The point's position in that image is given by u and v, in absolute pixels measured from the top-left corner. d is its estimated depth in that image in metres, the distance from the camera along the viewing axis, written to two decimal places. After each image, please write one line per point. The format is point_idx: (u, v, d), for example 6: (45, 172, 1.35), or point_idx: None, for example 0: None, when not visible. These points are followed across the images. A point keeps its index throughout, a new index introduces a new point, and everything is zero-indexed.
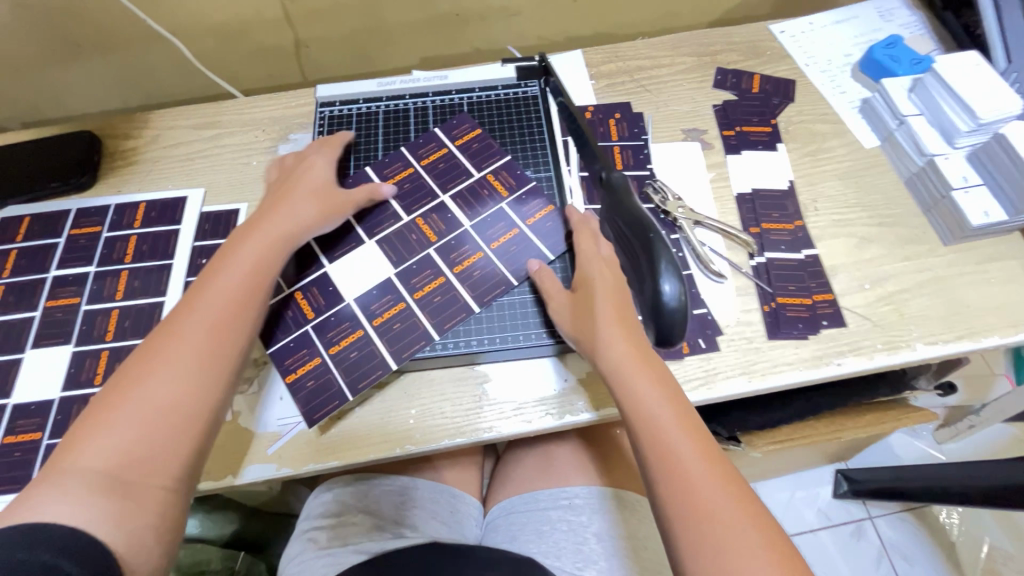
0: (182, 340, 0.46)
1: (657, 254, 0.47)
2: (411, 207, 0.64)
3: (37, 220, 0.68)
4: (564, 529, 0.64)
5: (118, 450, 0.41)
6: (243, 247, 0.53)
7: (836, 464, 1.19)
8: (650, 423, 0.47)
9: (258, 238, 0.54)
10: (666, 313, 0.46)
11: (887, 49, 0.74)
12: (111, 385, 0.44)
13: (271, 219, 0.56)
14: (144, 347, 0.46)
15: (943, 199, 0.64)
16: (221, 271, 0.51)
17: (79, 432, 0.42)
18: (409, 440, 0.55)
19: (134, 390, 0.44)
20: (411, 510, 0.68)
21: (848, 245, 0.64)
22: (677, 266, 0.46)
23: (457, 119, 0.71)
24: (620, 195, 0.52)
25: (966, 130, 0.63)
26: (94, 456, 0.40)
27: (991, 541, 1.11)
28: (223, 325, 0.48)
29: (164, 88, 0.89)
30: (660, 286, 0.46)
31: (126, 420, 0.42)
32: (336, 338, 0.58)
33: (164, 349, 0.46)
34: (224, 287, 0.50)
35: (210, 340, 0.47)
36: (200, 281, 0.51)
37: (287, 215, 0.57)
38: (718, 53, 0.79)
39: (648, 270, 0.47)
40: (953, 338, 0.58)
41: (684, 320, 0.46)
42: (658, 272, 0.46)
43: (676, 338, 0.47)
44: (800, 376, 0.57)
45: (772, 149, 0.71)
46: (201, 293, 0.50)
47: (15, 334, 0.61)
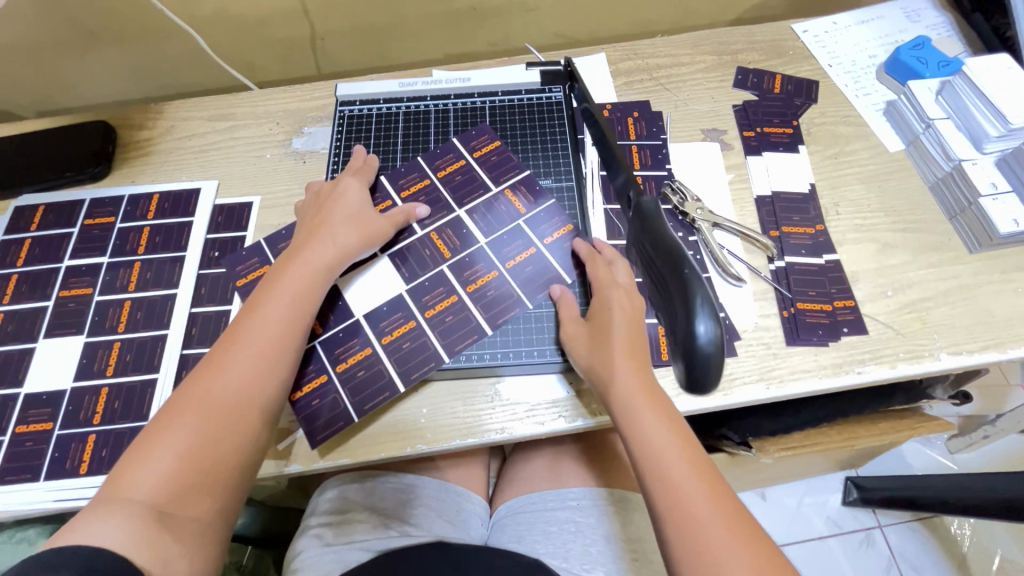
0: (228, 374, 0.47)
1: (692, 289, 0.37)
2: (427, 221, 0.64)
3: (52, 209, 0.68)
4: (572, 530, 0.63)
5: (163, 480, 0.42)
6: (287, 275, 0.54)
7: (846, 472, 1.18)
8: (655, 454, 0.46)
9: (301, 266, 0.54)
10: (699, 358, 0.37)
11: (914, 51, 0.73)
12: (161, 414, 0.46)
13: (314, 247, 0.56)
14: (192, 378, 0.48)
15: (970, 206, 0.62)
16: (265, 300, 0.52)
17: (130, 459, 0.43)
18: (420, 439, 0.55)
19: (180, 421, 0.45)
20: (416, 507, 0.68)
21: (871, 251, 0.63)
22: (714, 303, 0.37)
23: (478, 129, 0.70)
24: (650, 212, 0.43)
25: (996, 135, 0.62)
26: (141, 484, 0.42)
27: (1003, 553, 1.09)
28: (265, 360, 0.49)
29: (178, 78, 0.89)
30: (693, 326, 0.36)
31: (172, 450, 0.44)
32: (344, 355, 0.57)
33: (211, 381, 0.47)
34: (268, 320, 0.51)
35: (252, 375, 0.48)
36: (246, 311, 0.52)
37: (329, 243, 0.56)
38: (739, 52, 0.78)
39: (677, 306, 0.38)
40: (978, 349, 0.57)
41: (720, 368, 0.36)
42: (692, 311, 0.37)
43: (709, 389, 0.37)
44: (819, 384, 0.56)
45: (793, 151, 0.70)
46: (245, 325, 0.50)
47: (28, 323, 0.61)
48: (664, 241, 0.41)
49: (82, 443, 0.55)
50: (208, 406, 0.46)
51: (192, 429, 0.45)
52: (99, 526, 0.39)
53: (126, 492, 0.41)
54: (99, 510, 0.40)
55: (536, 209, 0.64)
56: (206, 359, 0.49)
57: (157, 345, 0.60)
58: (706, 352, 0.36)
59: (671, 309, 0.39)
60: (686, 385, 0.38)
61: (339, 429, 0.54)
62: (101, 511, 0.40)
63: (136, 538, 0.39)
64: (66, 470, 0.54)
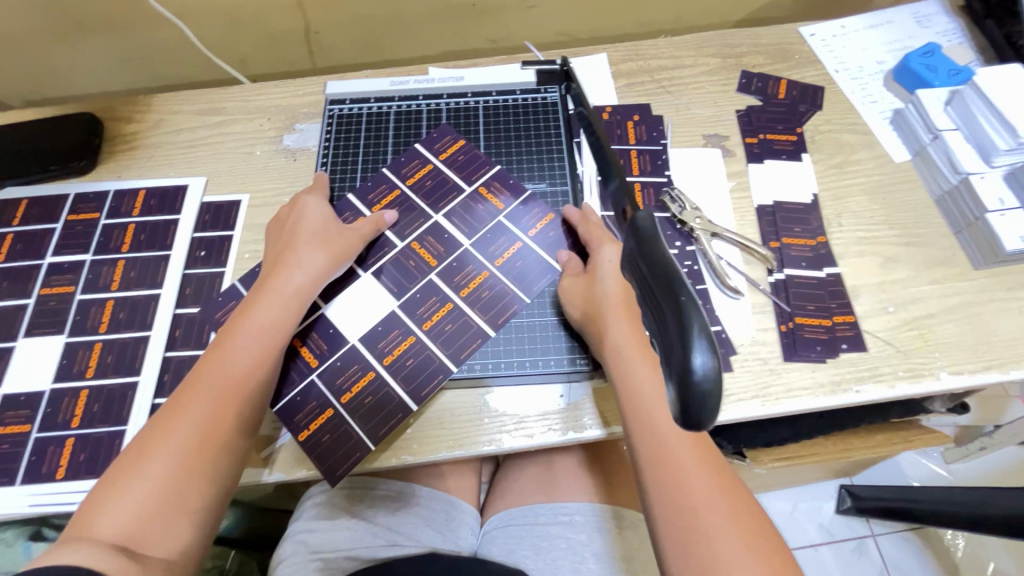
0: (198, 405, 0.47)
1: (684, 316, 0.31)
2: (404, 235, 0.62)
3: (34, 204, 0.67)
4: (563, 546, 0.62)
5: (131, 513, 0.42)
6: (262, 302, 0.53)
7: (840, 479, 1.17)
8: (642, 404, 0.49)
9: (276, 291, 0.53)
10: (692, 397, 0.30)
11: (924, 58, 0.70)
12: (128, 449, 0.46)
13: (283, 274, 0.55)
14: (161, 412, 0.47)
15: (977, 221, 0.61)
16: (236, 332, 0.51)
17: (99, 493, 0.43)
18: (405, 451, 0.53)
19: (148, 457, 0.44)
20: (403, 516, 0.66)
21: (874, 265, 0.61)
22: (711, 330, 0.30)
23: (439, 131, 0.68)
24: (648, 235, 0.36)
25: (1005, 148, 0.60)
26: (108, 519, 0.42)
27: (996, 564, 1.09)
28: (234, 390, 0.48)
29: (168, 70, 0.87)
30: (684, 360, 0.30)
31: (142, 481, 0.43)
32: (346, 384, 0.55)
33: (183, 411, 0.47)
34: (239, 350, 0.50)
35: (219, 403, 0.47)
36: (216, 343, 0.51)
37: (299, 269, 0.55)
38: (744, 55, 0.76)
39: (671, 334, 0.31)
40: (979, 369, 0.56)
41: (718, 402, 0.30)
42: (684, 341, 0.30)
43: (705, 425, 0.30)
44: (817, 403, 0.55)
45: (796, 159, 0.68)
46: (216, 356, 0.50)
47: (8, 321, 0.60)
48: (660, 262, 0.34)
49: (59, 448, 0.54)
50: (178, 437, 0.46)
51: (161, 460, 0.44)
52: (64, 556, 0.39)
53: (93, 528, 0.41)
54: (66, 545, 0.40)
55: (522, 204, 0.63)
56: (178, 390, 0.48)
57: (139, 347, 0.58)
58: (699, 391, 0.29)
59: (663, 336, 0.33)
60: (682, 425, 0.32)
61: (354, 461, 0.52)
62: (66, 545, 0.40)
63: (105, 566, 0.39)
64: (43, 475, 0.53)
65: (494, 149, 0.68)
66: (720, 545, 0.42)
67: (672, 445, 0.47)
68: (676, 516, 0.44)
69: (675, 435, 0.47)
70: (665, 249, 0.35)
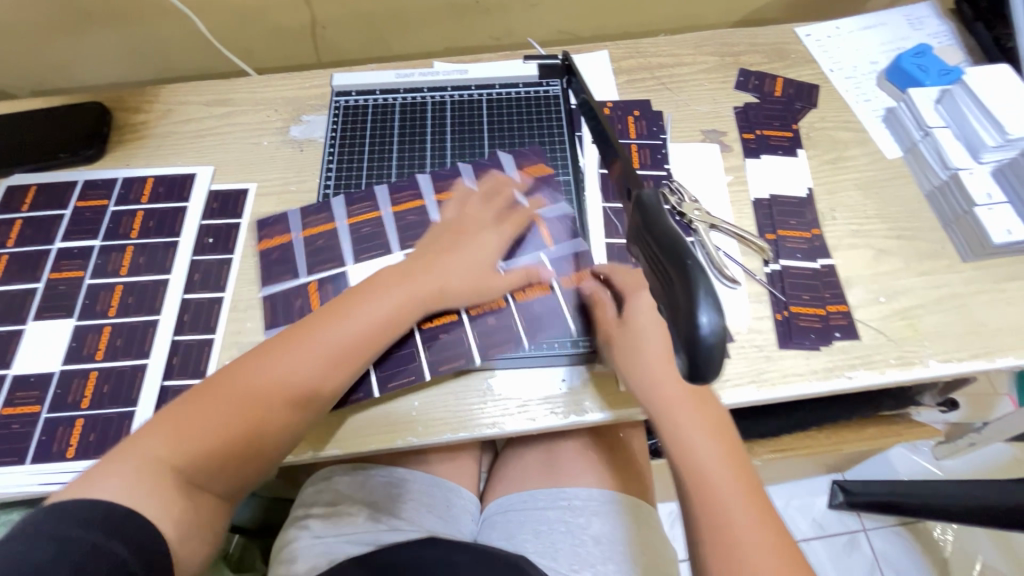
0: (271, 381, 0.49)
1: (691, 278, 0.34)
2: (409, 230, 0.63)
3: (43, 190, 0.67)
4: (563, 529, 0.64)
5: (178, 460, 0.45)
6: (373, 305, 0.54)
7: (832, 475, 1.19)
8: (682, 435, 0.53)
9: (401, 295, 0.54)
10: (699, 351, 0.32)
11: (916, 59, 0.73)
12: (204, 390, 0.48)
13: (422, 278, 0.56)
14: (247, 367, 0.50)
15: (965, 215, 0.63)
16: (350, 319, 0.52)
17: (163, 421, 0.47)
18: (410, 432, 0.55)
19: (218, 408, 0.48)
20: (407, 502, 0.68)
21: (866, 257, 0.63)
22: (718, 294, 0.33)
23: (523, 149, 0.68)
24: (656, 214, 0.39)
25: (993, 145, 0.62)
26: (168, 448, 0.45)
27: (984, 559, 1.11)
28: (319, 386, 0.50)
29: (175, 62, 0.88)
30: (690, 320, 0.33)
31: (195, 434, 0.46)
32: None
33: (253, 379, 0.49)
34: (329, 344, 0.51)
35: (303, 385, 0.50)
36: (328, 318, 0.52)
37: (439, 278, 0.56)
38: (741, 54, 0.78)
39: (677, 295, 0.34)
40: (966, 357, 0.58)
41: (721, 358, 0.32)
42: (691, 300, 0.33)
43: (709, 378, 0.33)
44: (812, 388, 0.56)
45: (792, 154, 0.70)
46: (321, 335, 0.51)
47: (17, 304, 0.60)
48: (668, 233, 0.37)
49: (69, 427, 0.54)
50: (239, 403, 0.48)
51: (216, 420, 0.47)
52: (113, 481, 0.43)
53: (140, 456, 0.45)
54: (115, 465, 0.44)
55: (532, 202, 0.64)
56: (260, 354, 0.51)
57: (148, 330, 0.59)
58: (705, 346, 0.32)
59: (670, 300, 0.35)
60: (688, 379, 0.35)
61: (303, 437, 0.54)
62: (117, 466, 0.44)
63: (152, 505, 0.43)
64: (53, 454, 0.53)
65: (498, 141, 0.70)
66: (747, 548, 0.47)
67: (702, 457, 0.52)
68: (717, 536, 0.49)
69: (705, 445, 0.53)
70: (668, 223, 0.38)
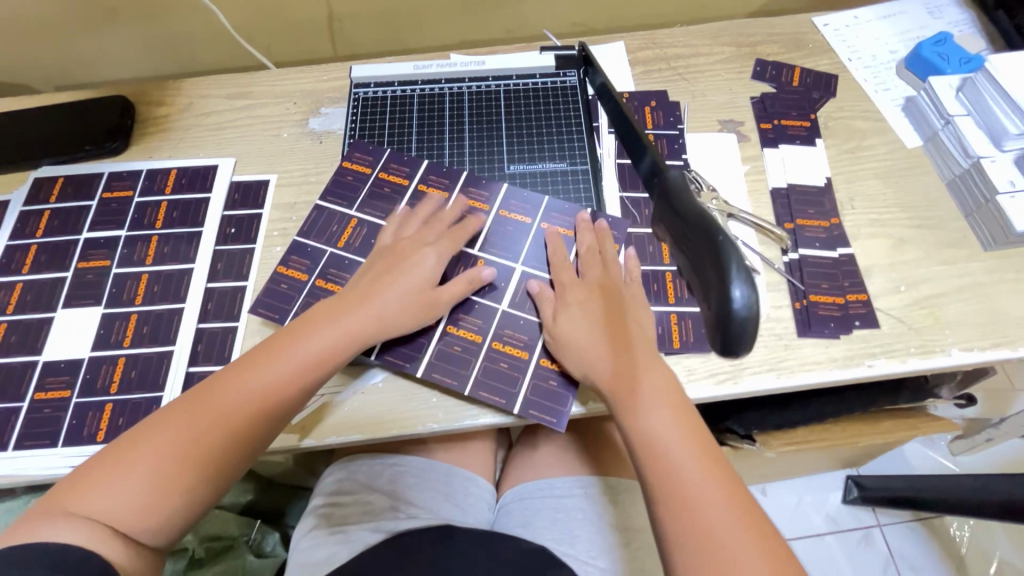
0: (201, 425, 0.47)
1: (725, 256, 0.36)
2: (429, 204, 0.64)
3: (70, 182, 0.69)
4: (579, 517, 0.65)
5: (124, 512, 0.43)
6: (301, 341, 0.51)
7: (847, 470, 1.18)
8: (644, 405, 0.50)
9: (342, 326, 0.53)
10: (733, 326, 0.35)
11: (936, 47, 0.72)
12: (129, 437, 0.46)
13: (362, 308, 0.54)
14: (175, 407, 0.48)
15: (988, 203, 0.62)
16: (282, 354, 0.50)
17: (91, 472, 0.45)
18: (431, 419, 0.56)
19: (144, 453, 0.45)
20: (425, 490, 0.68)
21: (886, 246, 0.63)
22: (750, 270, 0.35)
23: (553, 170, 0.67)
24: (682, 193, 0.41)
25: (1016, 133, 0.62)
26: (101, 497, 0.43)
27: (1001, 556, 1.09)
28: (248, 424, 0.48)
29: (195, 56, 0.89)
30: (727, 294, 0.35)
31: (130, 477, 0.44)
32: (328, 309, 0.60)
33: (178, 424, 0.47)
34: (260, 381, 0.49)
35: (230, 421, 0.48)
36: (257, 355, 0.51)
37: (380, 310, 0.54)
38: (758, 44, 0.77)
39: (709, 272, 0.37)
40: (988, 346, 0.57)
41: (755, 330, 0.35)
42: (725, 277, 0.35)
43: (742, 351, 0.36)
44: (830, 376, 0.56)
45: (810, 144, 0.70)
46: (252, 370, 0.49)
47: (47, 293, 0.62)
48: (697, 211, 0.39)
49: (99, 412, 0.56)
50: (169, 442, 0.46)
51: (145, 466, 0.45)
52: (54, 530, 0.41)
53: (73, 505, 0.43)
54: (52, 516, 0.42)
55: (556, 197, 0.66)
56: (181, 406, 0.48)
57: (174, 318, 0.60)
58: (740, 319, 0.35)
59: (702, 275, 0.37)
60: (718, 351, 0.38)
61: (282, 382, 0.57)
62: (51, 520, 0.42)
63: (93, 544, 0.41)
64: (84, 437, 0.55)
65: (517, 131, 0.70)
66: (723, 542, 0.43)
67: (669, 449, 0.48)
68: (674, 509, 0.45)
69: (670, 435, 0.48)
70: (694, 201, 0.40)
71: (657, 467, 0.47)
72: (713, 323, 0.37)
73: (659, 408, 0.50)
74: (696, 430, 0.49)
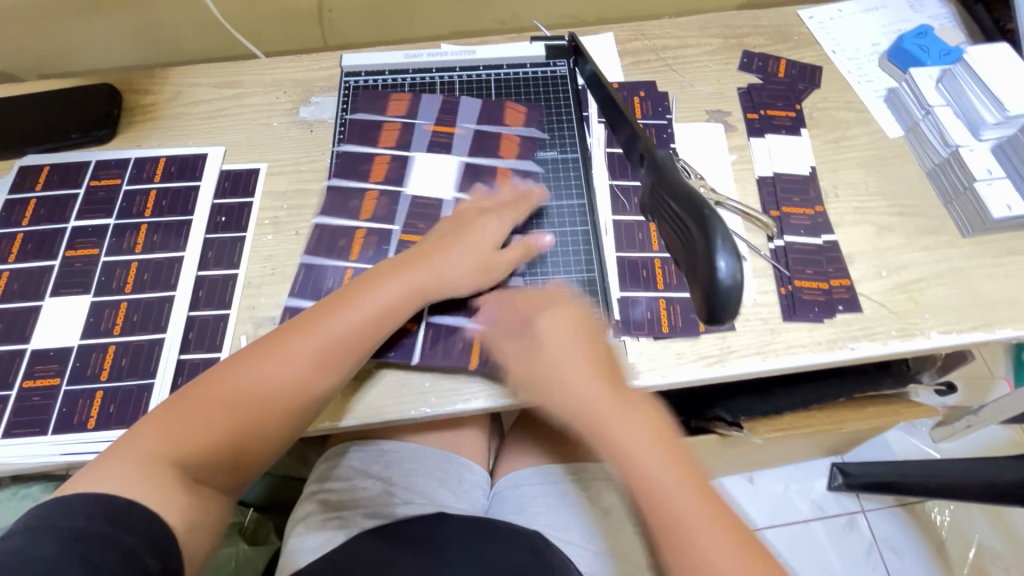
0: (257, 383, 0.48)
1: (710, 227, 0.38)
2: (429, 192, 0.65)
3: (56, 170, 0.68)
4: (572, 503, 0.66)
5: (183, 455, 0.45)
6: (357, 300, 0.52)
7: (832, 457, 1.20)
8: (620, 430, 0.49)
9: (401, 283, 0.54)
10: (719, 293, 0.37)
11: (917, 39, 0.74)
12: (199, 385, 0.48)
13: (425, 266, 0.56)
14: (246, 355, 0.49)
15: (966, 191, 0.64)
16: (350, 307, 0.52)
17: (158, 417, 0.46)
18: (425, 403, 0.57)
19: (210, 402, 0.47)
20: (419, 477, 0.68)
21: (868, 233, 0.65)
22: (734, 240, 0.37)
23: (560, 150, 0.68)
24: (668, 171, 0.43)
25: (993, 122, 0.64)
26: (166, 441, 0.45)
27: (980, 539, 1.12)
28: (308, 380, 0.49)
29: (183, 45, 0.88)
30: (710, 264, 0.37)
31: (192, 423, 0.46)
32: (349, 247, 0.62)
33: (244, 374, 0.48)
34: (328, 334, 0.50)
35: (297, 372, 0.49)
36: (329, 305, 0.52)
37: (443, 270, 0.56)
38: (745, 36, 0.78)
39: (697, 243, 0.39)
40: (966, 329, 0.59)
41: (740, 297, 0.37)
42: (711, 247, 0.37)
43: (728, 318, 0.38)
44: (815, 359, 0.58)
45: (795, 134, 0.71)
46: (320, 322, 0.51)
47: (34, 282, 0.61)
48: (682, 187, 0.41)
49: (90, 399, 0.56)
50: (235, 393, 0.47)
51: (206, 419, 0.46)
52: (113, 473, 0.42)
53: (127, 451, 0.44)
54: (118, 459, 0.43)
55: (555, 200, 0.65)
56: (245, 357, 0.49)
57: (164, 306, 0.60)
58: (723, 288, 0.37)
59: (689, 246, 0.40)
60: (704, 319, 0.40)
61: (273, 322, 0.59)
62: (106, 469, 0.43)
63: (147, 492, 0.42)
64: (74, 425, 0.55)
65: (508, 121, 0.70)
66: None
67: (657, 479, 0.46)
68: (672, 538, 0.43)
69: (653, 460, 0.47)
70: (681, 178, 0.42)
71: (650, 502, 0.45)
72: (701, 292, 0.39)
73: (627, 437, 0.48)
74: (693, 477, 0.46)
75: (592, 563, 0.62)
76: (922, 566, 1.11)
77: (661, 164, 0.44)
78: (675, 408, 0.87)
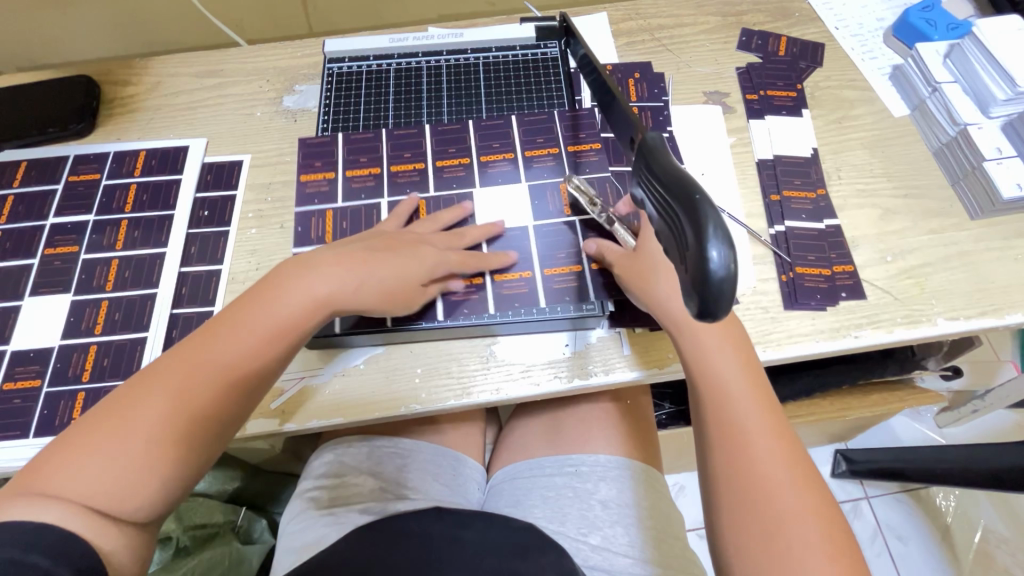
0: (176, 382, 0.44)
1: (701, 216, 0.35)
2: (489, 177, 0.63)
3: (33, 166, 0.66)
4: (569, 495, 0.64)
5: (100, 483, 0.40)
6: (281, 297, 0.49)
7: (835, 444, 1.18)
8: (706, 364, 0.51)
9: (326, 280, 0.51)
10: (710, 287, 0.35)
11: (924, 12, 0.71)
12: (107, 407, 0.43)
13: (355, 265, 0.52)
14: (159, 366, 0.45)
15: (974, 170, 0.61)
16: (271, 301, 0.49)
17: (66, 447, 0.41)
18: (414, 400, 0.55)
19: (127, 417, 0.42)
20: (413, 472, 0.68)
21: (873, 216, 0.62)
22: (728, 230, 0.35)
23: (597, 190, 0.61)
24: (662, 160, 0.41)
25: (1003, 98, 0.61)
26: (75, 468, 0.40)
27: (986, 524, 1.11)
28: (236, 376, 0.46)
29: (166, 34, 0.86)
30: (702, 255, 0.34)
31: (109, 447, 0.41)
32: (403, 159, 0.64)
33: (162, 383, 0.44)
34: (255, 327, 0.47)
35: (222, 373, 0.46)
36: (251, 301, 0.49)
37: (374, 267, 0.52)
38: (744, 13, 0.75)
39: (688, 234, 0.36)
40: (975, 315, 0.57)
41: (735, 292, 0.35)
42: (702, 237, 0.35)
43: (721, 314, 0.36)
44: (818, 348, 0.56)
45: (797, 114, 0.68)
46: (242, 317, 0.48)
47: (13, 281, 0.60)
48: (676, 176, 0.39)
49: (71, 401, 0.54)
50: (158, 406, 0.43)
51: (124, 442, 0.41)
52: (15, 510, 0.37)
53: (42, 485, 0.39)
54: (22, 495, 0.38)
55: (548, 281, 0.58)
56: (167, 371, 0.45)
57: (146, 304, 0.58)
58: (716, 281, 0.34)
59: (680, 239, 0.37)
60: (698, 317, 0.37)
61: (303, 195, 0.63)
62: (16, 501, 0.38)
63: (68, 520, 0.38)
64: (56, 427, 0.53)
65: (498, 106, 0.68)
66: (793, 543, 0.42)
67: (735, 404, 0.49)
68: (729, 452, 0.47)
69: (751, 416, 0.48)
70: (674, 166, 0.40)
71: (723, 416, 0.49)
72: (691, 286, 0.36)
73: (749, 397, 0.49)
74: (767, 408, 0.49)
75: (588, 557, 0.59)
76: (927, 551, 1.10)
77: (656, 152, 0.41)
78: (675, 398, 0.86)
